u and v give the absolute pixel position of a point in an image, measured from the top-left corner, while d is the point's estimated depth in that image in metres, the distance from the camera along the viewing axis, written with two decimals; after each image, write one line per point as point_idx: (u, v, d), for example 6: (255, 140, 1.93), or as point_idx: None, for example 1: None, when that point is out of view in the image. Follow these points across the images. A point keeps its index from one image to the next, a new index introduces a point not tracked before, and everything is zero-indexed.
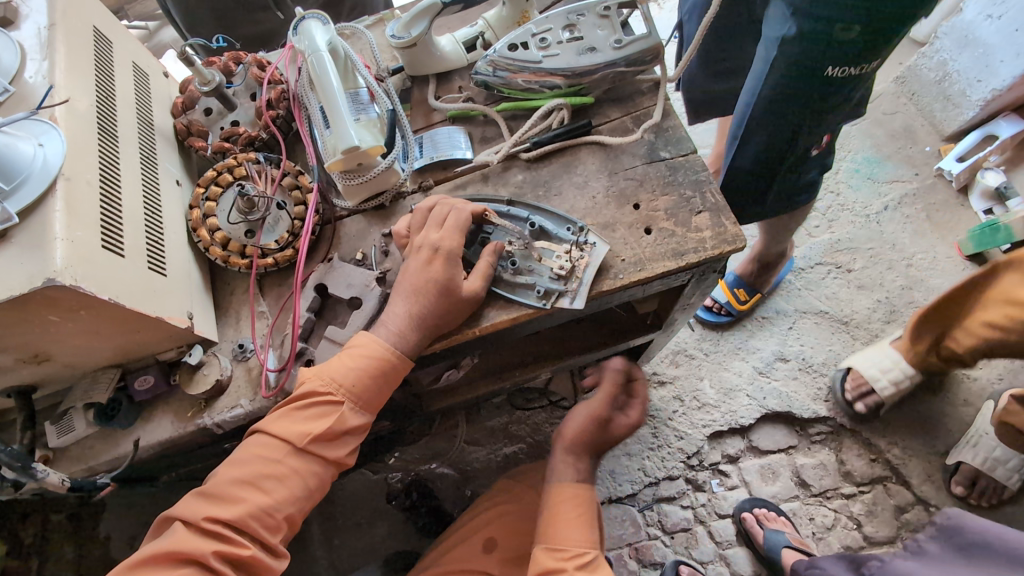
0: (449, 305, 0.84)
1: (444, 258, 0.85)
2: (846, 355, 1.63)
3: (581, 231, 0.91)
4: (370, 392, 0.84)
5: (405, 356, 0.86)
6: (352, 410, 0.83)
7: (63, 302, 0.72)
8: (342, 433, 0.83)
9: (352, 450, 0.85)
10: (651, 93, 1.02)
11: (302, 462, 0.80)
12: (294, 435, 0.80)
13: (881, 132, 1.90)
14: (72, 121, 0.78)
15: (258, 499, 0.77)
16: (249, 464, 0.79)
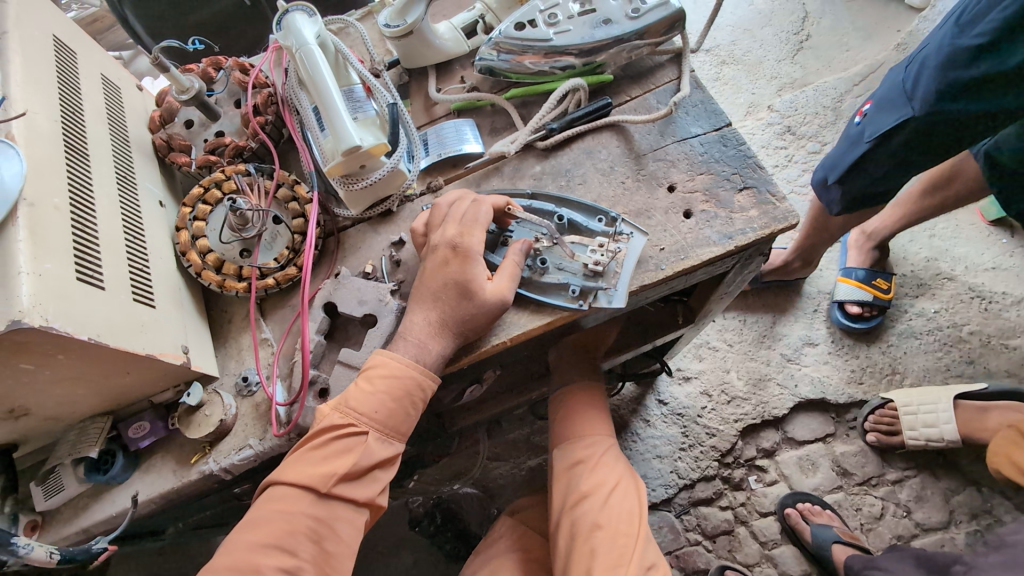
0: (474, 312, 0.74)
1: (466, 262, 0.75)
2: (877, 334, 1.55)
3: (615, 220, 0.82)
4: (397, 418, 0.75)
5: (432, 374, 0.76)
6: (378, 440, 0.74)
7: (36, 346, 0.62)
8: (371, 467, 0.74)
9: (385, 485, 0.76)
10: (671, 66, 0.93)
11: (330, 508, 0.72)
12: (317, 478, 0.71)
13: None
14: (33, 138, 0.68)
15: (283, 560, 0.68)
16: (271, 524, 0.70)
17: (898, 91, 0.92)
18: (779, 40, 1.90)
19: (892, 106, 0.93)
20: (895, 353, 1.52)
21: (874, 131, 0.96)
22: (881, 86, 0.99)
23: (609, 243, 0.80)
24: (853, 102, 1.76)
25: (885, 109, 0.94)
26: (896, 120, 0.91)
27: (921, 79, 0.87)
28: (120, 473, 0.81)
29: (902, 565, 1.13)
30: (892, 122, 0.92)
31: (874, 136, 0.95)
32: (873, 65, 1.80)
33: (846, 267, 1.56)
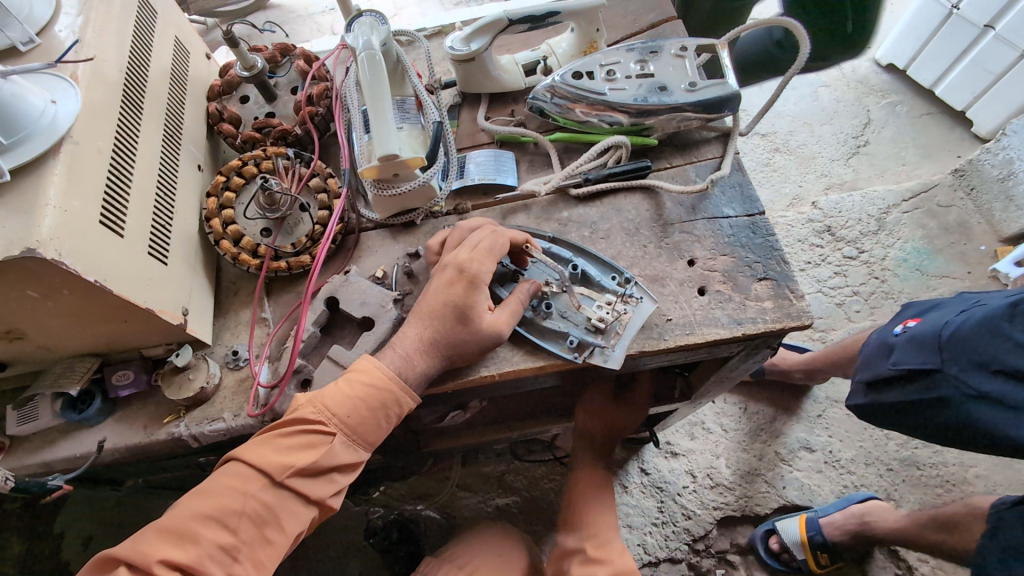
0: (466, 338, 0.75)
1: (471, 288, 0.76)
2: (877, 455, 1.49)
3: (625, 284, 0.82)
4: (367, 425, 0.74)
5: (412, 390, 0.75)
6: (343, 444, 0.73)
7: (43, 277, 0.64)
8: (331, 469, 0.73)
9: (341, 488, 0.75)
10: (718, 143, 0.94)
11: (279, 497, 0.70)
12: (274, 466, 0.70)
13: (933, 224, 1.72)
14: (94, 82, 0.72)
15: (222, 537, 0.68)
16: (218, 498, 0.69)
17: (927, 334, 0.88)
18: (836, 140, 1.91)
19: (924, 343, 0.87)
20: (892, 479, 1.46)
21: (898, 359, 0.90)
22: (938, 309, 0.92)
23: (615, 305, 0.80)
24: (898, 217, 1.74)
25: (916, 342, 0.89)
26: (922, 362, 0.86)
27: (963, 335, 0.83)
28: (93, 417, 0.82)
29: None
30: (917, 362, 0.87)
31: (896, 365, 0.90)
32: (926, 184, 1.78)
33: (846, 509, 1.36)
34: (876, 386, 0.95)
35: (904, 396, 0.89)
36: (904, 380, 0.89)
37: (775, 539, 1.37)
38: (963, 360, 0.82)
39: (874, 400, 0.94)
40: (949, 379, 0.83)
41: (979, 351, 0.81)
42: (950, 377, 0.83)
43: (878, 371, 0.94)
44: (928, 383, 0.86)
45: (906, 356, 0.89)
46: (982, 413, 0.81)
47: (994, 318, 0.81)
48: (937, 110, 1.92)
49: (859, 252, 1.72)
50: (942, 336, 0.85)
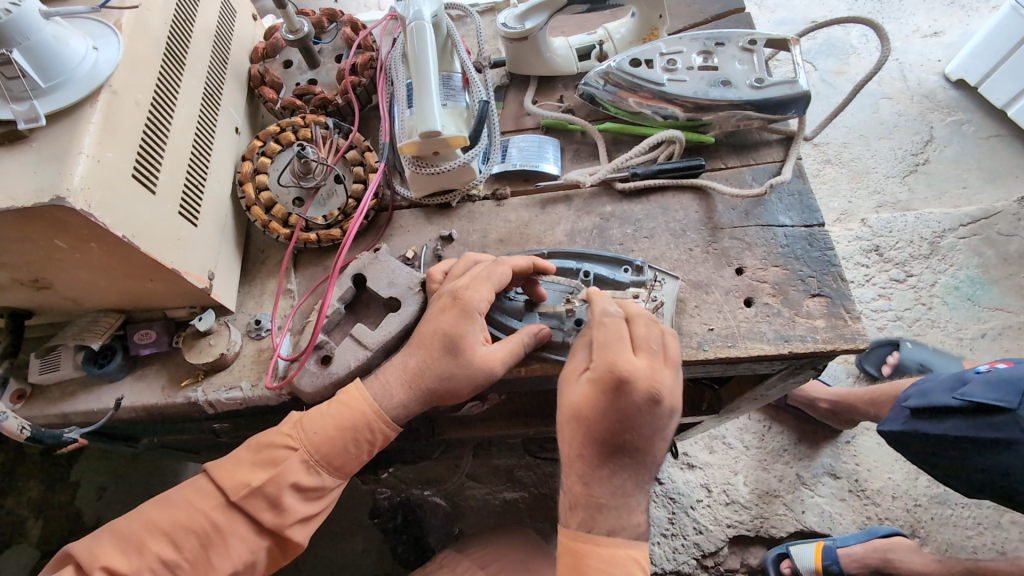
0: (455, 372, 0.72)
1: (463, 316, 0.72)
2: (906, 489, 1.42)
3: (659, 283, 0.77)
4: (333, 450, 0.73)
5: (386, 417, 0.74)
6: (307, 466, 0.72)
7: (73, 228, 0.62)
8: (292, 495, 0.71)
9: (300, 522, 0.72)
10: (778, 146, 0.88)
11: (229, 518, 0.70)
12: (233, 482, 0.70)
13: (991, 252, 1.62)
14: (138, 32, 0.70)
15: (166, 553, 0.68)
16: (175, 510, 0.70)
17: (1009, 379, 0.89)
18: (894, 155, 1.81)
19: (998, 382, 0.89)
20: (921, 516, 1.39)
21: (966, 393, 0.91)
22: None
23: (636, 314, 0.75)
24: (953, 242, 1.65)
25: (989, 381, 0.90)
26: (995, 400, 0.88)
27: None
28: (114, 372, 0.81)
29: None
30: (986, 398, 0.89)
31: (961, 397, 0.91)
32: (988, 210, 1.68)
33: (856, 535, 1.31)
34: (922, 414, 0.97)
35: (959, 429, 0.91)
36: (964, 414, 0.91)
37: (787, 564, 1.31)
38: None
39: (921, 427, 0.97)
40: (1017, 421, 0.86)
41: None
42: (1016, 419, 0.86)
43: (935, 400, 0.94)
44: (993, 421, 0.88)
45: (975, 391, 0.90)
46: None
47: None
48: (1007, 132, 1.81)
49: (908, 275, 1.62)
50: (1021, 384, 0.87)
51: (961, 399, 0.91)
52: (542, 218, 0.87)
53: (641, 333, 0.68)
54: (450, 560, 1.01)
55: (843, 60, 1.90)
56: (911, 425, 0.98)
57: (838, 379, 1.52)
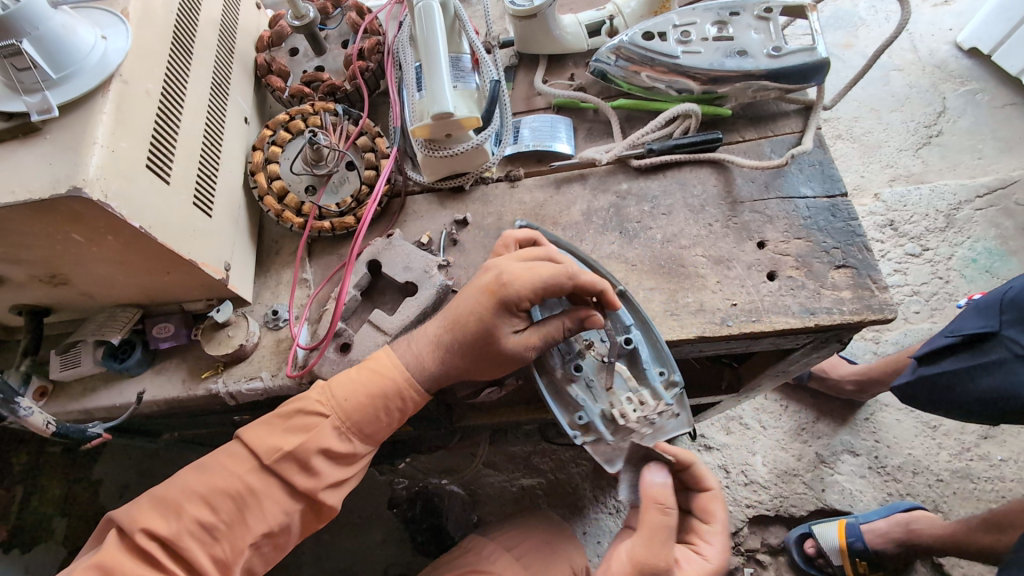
0: (490, 361, 0.73)
1: (501, 309, 0.71)
2: (928, 464, 1.40)
3: (665, 419, 0.74)
4: (364, 417, 0.73)
5: (417, 386, 0.74)
6: (337, 431, 0.72)
7: (90, 220, 0.61)
8: (323, 460, 0.71)
9: (331, 487, 0.72)
10: (796, 117, 0.86)
11: (263, 482, 0.70)
12: (266, 447, 0.70)
13: (1008, 223, 1.60)
14: (145, 20, 0.69)
15: (203, 515, 0.69)
16: (210, 476, 0.70)
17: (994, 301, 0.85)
18: (906, 128, 1.78)
19: (986, 310, 0.85)
20: (942, 491, 1.38)
21: (959, 327, 0.87)
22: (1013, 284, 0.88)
23: (621, 417, 0.74)
24: (970, 214, 1.62)
25: (978, 310, 0.87)
26: (981, 325, 0.84)
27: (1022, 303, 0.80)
28: (134, 366, 0.81)
29: None
30: (976, 328, 0.85)
31: (954, 333, 0.87)
32: (1004, 180, 1.65)
33: (875, 512, 1.31)
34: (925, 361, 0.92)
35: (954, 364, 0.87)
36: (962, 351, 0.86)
37: (811, 543, 1.31)
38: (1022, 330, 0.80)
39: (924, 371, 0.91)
40: (1004, 343, 0.81)
41: None
42: (1003, 339, 0.81)
43: (932, 344, 0.91)
44: (984, 347, 0.83)
45: (965, 323, 0.87)
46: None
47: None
48: (1021, 100, 1.77)
49: (924, 249, 1.60)
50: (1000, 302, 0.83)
51: (954, 334, 0.87)
52: (556, 199, 0.86)
53: (720, 510, 0.82)
54: (477, 545, 1.02)
55: (851, 32, 1.86)
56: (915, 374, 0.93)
57: (855, 355, 1.52)
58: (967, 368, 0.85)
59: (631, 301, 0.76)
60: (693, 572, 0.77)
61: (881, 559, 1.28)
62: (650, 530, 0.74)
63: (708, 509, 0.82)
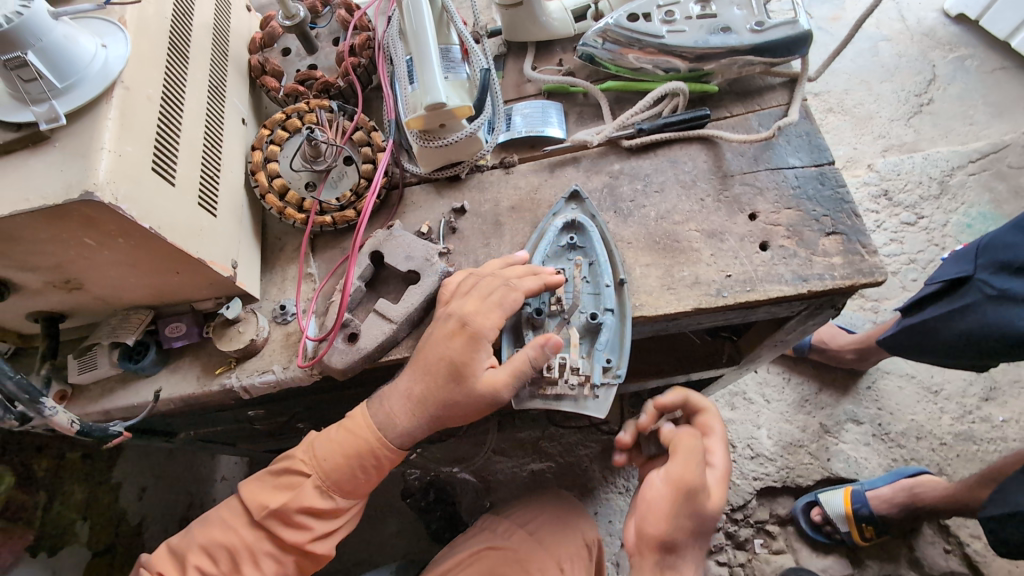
0: (461, 399, 0.74)
1: (472, 343, 0.74)
2: (929, 428, 1.43)
3: (586, 397, 0.76)
4: (343, 475, 0.76)
5: (390, 444, 0.77)
6: (318, 489, 0.76)
7: (101, 224, 0.64)
8: (306, 516, 0.75)
9: (319, 539, 0.76)
10: (783, 90, 0.88)
11: (255, 536, 0.75)
12: (255, 504, 0.76)
13: (1002, 186, 1.61)
14: (142, 27, 0.70)
15: (204, 564, 0.75)
16: (212, 529, 0.77)
17: (970, 248, 0.92)
18: (896, 98, 1.78)
19: (962, 256, 0.92)
20: (945, 454, 1.40)
21: (939, 274, 0.95)
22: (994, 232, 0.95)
23: (558, 379, 0.76)
24: (963, 180, 1.63)
25: (958, 258, 0.94)
26: (957, 271, 0.91)
27: (989, 247, 0.88)
28: (149, 366, 0.84)
29: None
30: (953, 274, 0.92)
31: (936, 280, 0.95)
32: (997, 144, 1.65)
33: (876, 480, 1.34)
34: (911, 310, 1.00)
35: (935, 311, 0.94)
36: (944, 297, 0.94)
37: (818, 511, 1.34)
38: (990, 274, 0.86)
39: (911, 322, 0.99)
40: (974, 284, 0.88)
41: (1005, 260, 0.85)
42: (976, 282, 0.88)
43: (918, 293, 0.98)
44: (960, 291, 0.91)
45: (946, 270, 0.94)
46: (1007, 314, 0.84)
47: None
48: (1011, 64, 1.78)
49: (918, 217, 1.61)
50: (974, 248, 0.91)
51: (936, 281, 0.94)
52: (551, 182, 0.88)
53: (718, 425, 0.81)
54: (490, 522, 1.05)
55: (839, 5, 1.87)
56: (903, 324, 1.01)
57: (852, 324, 1.54)
58: (948, 313, 0.92)
59: (626, 293, 0.77)
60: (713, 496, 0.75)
61: (887, 525, 1.29)
62: (679, 453, 0.74)
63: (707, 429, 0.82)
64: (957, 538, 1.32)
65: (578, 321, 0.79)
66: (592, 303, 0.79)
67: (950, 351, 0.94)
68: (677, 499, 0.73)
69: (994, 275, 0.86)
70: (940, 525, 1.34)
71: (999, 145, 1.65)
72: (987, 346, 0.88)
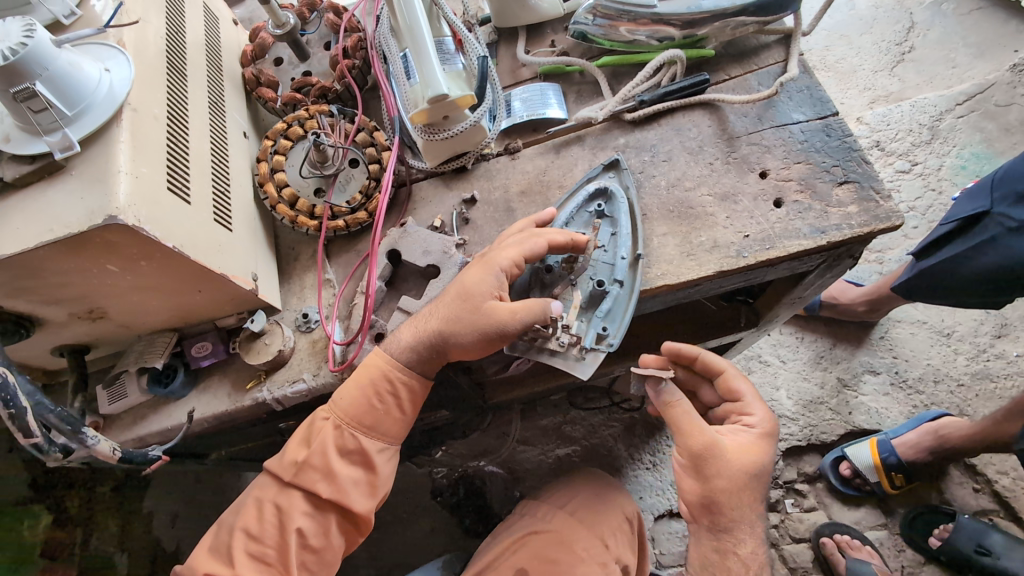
0: (470, 322, 0.74)
1: (484, 271, 0.75)
2: (947, 371, 1.45)
3: (574, 357, 0.77)
4: (359, 411, 0.77)
5: (401, 365, 0.78)
6: (339, 430, 0.76)
7: (124, 248, 0.64)
8: (336, 461, 0.76)
9: (356, 488, 0.76)
10: (777, 47, 0.88)
11: (288, 498, 0.76)
12: (284, 465, 0.77)
13: (993, 125, 1.62)
14: (141, 48, 0.70)
15: (249, 545, 0.75)
16: (247, 511, 0.77)
17: (984, 184, 0.94)
18: (879, 49, 1.79)
19: (978, 194, 0.94)
20: (965, 395, 1.42)
21: (954, 213, 0.97)
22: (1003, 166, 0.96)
23: (552, 335, 0.77)
24: (953, 123, 1.64)
25: (972, 196, 0.95)
26: (974, 208, 0.93)
27: (1006, 181, 0.90)
28: (179, 389, 0.84)
29: None
30: (969, 212, 0.94)
31: (951, 220, 0.96)
32: (982, 84, 1.66)
33: (899, 429, 1.35)
34: (925, 254, 1.02)
35: (952, 250, 0.96)
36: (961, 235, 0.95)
37: (846, 465, 1.35)
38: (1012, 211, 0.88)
39: (926, 265, 1.01)
40: (994, 219, 0.90)
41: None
42: (995, 217, 0.89)
43: (932, 235, 1.00)
44: (978, 228, 0.92)
45: (961, 208, 0.96)
46: None
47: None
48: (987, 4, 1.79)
49: (913, 164, 1.62)
50: (989, 184, 0.93)
51: (952, 220, 0.96)
52: (558, 163, 0.88)
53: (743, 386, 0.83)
54: (531, 508, 1.04)
55: None
56: (917, 269, 1.03)
57: (859, 278, 1.55)
58: (967, 251, 0.93)
59: (639, 269, 0.77)
60: (735, 453, 0.78)
61: (916, 471, 1.31)
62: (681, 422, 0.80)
63: (733, 387, 0.84)
64: (985, 476, 1.34)
65: (584, 286, 0.80)
66: (604, 272, 0.79)
67: (969, 289, 0.95)
68: (696, 466, 0.79)
69: (1009, 208, 0.88)
70: (967, 466, 1.35)
71: (984, 84, 1.66)
72: (1009, 279, 0.90)
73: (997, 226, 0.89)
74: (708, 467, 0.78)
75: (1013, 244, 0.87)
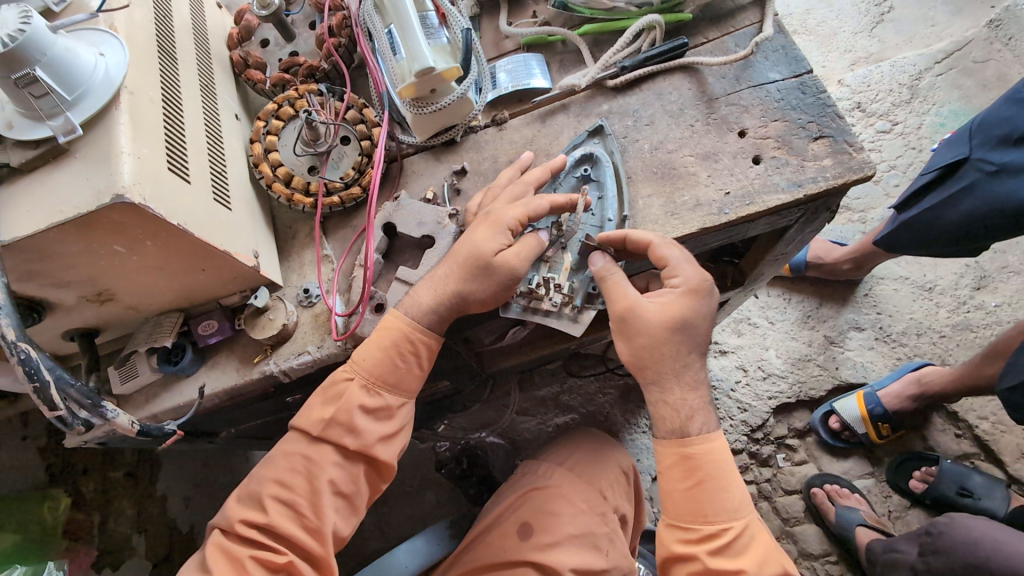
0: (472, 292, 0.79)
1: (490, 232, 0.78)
2: (929, 323, 1.50)
3: (567, 316, 0.82)
4: (384, 368, 0.81)
5: (421, 326, 0.82)
6: (365, 383, 0.81)
7: (130, 229, 0.66)
8: (363, 417, 0.80)
9: (381, 441, 0.81)
10: (753, 9, 0.91)
11: (318, 449, 0.79)
12: (316, 421, 0.80)
13: (971, 82, 1.64)
14: (132, 33, 0.72)
15: (279, 495, 0.78)
16: (279, 463, 0.80)
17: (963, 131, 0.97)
18: (858, 10, 1.81)
19: (957, 142, 0.98)
20: (946, 345, 1.47)
21: (934, 162, 1.01)
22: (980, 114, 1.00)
23: (546, 296, 0.82)
24: (932, 81, 1.67)
25: (952, 145, 0.99)
26: (954, 155, 0.96)
27: (986, 126, 0.93)
28: (189, 366, 0.87)
29: (908, 547, 1.13)
30: (950, 158, 0.97)
31: (932, 168, 1.00)
32: (959, 41, 1.69)
33: (883, 382, 1.41)
34: (907, 203, 1.06)
35: (934, 198, 1.00)
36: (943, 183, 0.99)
37: (835, 419, 1.41)
38: (989, 158, 0.91)
39: (910, 215, 1.05)
40: (972, 164, 0.93)
41: (1000, 136, 0.90)
42: (974, 162, 0.93)
43: (913, 185, 1.04)
44: (958, 174, 0.96)
45: (940, 157, 1.00)
46: (1006, 186, 0.90)
47: (1019, 93, 0.89)
48: None
49: (893, 124, 1.65)
50: (967, 131, 0.97)
51: (934, 169, 1.00)
52: (544, 132, 0.91)
53: (673, 254, 0.75)
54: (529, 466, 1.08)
55: None
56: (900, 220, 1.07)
57: (843, 238, 1.58)
58: (948, 197, 0.97)
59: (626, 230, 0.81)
60: (656, 316, 0.76)
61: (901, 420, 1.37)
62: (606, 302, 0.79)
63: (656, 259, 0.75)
64: (965, 421, 1.40)
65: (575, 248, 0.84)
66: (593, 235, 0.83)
67: (949, 236, 0.99)
68: (622, 332, 0.79)
69: (985, 153, 0.92)
70: (950, 413, 1.42)
71: (961, 40, 1.69)
72: (985, 224, 0.94)
73: (976, 171, 0.93)
74: (628, 331, 0.78)
75: (993, 187, 0.91)
